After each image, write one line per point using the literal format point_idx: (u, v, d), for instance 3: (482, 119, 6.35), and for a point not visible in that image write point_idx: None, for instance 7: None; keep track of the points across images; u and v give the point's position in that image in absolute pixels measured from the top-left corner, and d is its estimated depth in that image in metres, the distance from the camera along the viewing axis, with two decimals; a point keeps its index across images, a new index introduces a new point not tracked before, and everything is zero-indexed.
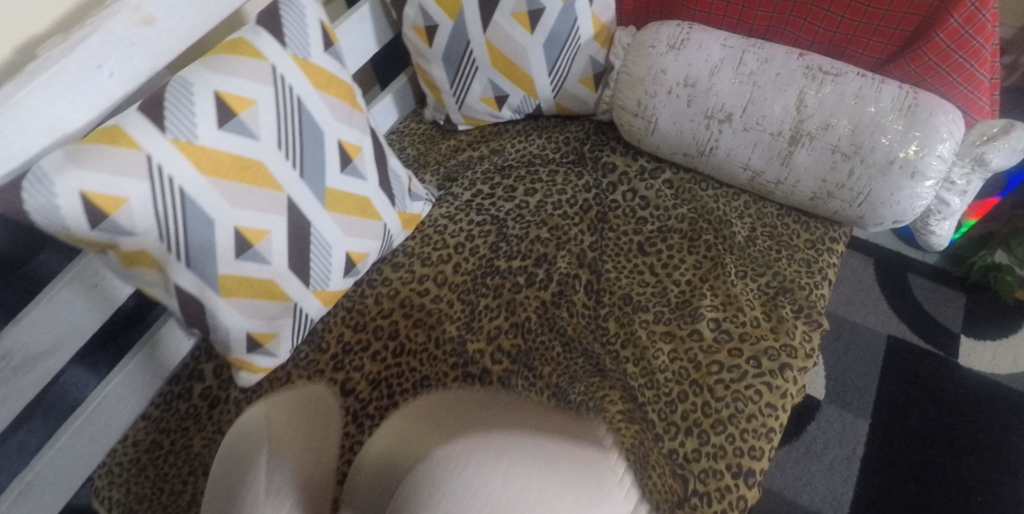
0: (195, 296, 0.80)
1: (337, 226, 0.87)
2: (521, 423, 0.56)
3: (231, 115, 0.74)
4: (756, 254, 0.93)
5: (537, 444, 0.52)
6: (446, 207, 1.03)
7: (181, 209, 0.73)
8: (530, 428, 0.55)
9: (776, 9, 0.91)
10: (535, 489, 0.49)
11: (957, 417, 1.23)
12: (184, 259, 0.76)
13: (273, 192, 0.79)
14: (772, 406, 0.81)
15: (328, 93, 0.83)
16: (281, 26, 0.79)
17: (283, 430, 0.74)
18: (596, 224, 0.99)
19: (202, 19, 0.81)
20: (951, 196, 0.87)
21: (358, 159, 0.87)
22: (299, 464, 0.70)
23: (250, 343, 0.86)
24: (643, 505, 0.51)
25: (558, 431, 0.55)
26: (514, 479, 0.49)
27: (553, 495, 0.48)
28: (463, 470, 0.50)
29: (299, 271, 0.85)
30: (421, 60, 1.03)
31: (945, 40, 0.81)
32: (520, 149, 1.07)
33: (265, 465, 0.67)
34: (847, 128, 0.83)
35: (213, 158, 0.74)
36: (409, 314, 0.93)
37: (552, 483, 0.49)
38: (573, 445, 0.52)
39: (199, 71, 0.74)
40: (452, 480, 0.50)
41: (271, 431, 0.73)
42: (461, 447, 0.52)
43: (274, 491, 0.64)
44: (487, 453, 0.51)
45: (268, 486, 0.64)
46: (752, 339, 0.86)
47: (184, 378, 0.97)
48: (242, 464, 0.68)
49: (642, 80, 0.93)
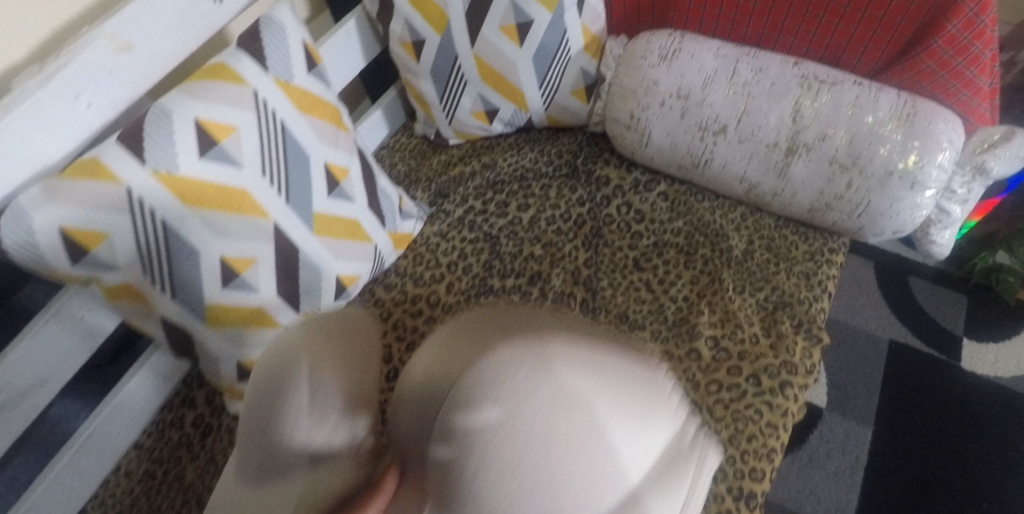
0: (182, 326, 0.79)
1: (325, 249, 0.85)
2: (578, 348, 0.45)
3: (213, 143, 0.72)
4: (755, 269, 0.91)
5: (589, 386, 0.43)
6: (438, 224, 1.01)
7: (164, 241, 0.72)
8: (584, 349, 0.45)
9: (770, 17, 0.88)
10: (581, 452, 0.42)
11: (961, 422, 1.22)
12: (169, 290, 0.75)
13: (259, 219, 0.77)
14: (774, 426, 0.80)
15: (313, 115, 0.82)
16: (263, 49, 0.77)
17: (322, 341, 0.51)
18: (591, 239, 0.97)
19: (182, 43, 0.79)
20: (952, 205, 0.85)
21: (345, 182, 0.86)
22: (348, 365, 0.50)
23: (239, 372, 0.84)
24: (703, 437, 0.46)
25: (613, 353, 0.46)
26: (557, 442, 0.42)
27: (598, 452, 0.42)
28: (500, 446, 0.42)
29: (290, 296, 0.84)
30: (410, 75, 1.01)
31: (943, 47, 0.79)
32: (512, 163, 1.06)
33: (307, 383, 0.47)
34: (845, 138, 0.81)
35: (196, 189, 0.72)
36: (401, 336, 0.89)
37: (599, 438, 0.42)
38: (625, 385, 0.44)
39: (178, 97, 0.72)
40: (487, 457, 0.42)
41: (305, 342, 0.50)
42: (503, 401, 0.43)
43: (320, 409, 0.46)
44: (527, 417, 0.42)
45: (308, 411, 0.46)
46: (751, 357, 0.85)
47: (176, 405, 0.97)
48: (277, 381, 0.47)
49: (634, 92, 0.91)
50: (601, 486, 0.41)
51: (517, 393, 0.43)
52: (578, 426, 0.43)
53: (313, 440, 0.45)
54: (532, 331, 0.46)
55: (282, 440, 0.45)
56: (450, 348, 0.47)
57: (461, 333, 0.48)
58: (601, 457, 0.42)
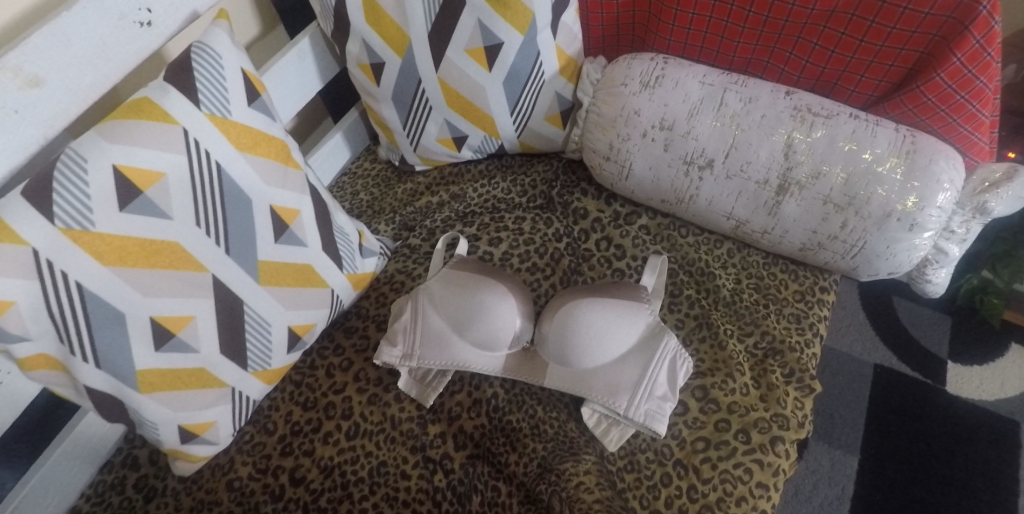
0: (113, 395, 0.70)
1: (274, 301, 0.77)
2: (629, 334, 0.81)
3: (135, 192, 0.64)
4: (744, 311, 0.85)
5: (628, 354, 0.80)
6: (403, 261, 0.95)
7: (81, 306, 0.64)
8: (629, 333, 0.81)
9: (759, 41, 0.82)
10: (625, 370, 0.80)
11: (947, 450, 1.16)
12: (92, 358, 0.67)
13: (196, 273, 0.70)
14: (764, 486, 0.74)
15: (255, 153, 0.73)
16: (194, 82, 0.68)
17: (493, 277, 0.86)
18: (569, 276, 0.91)
19: (103, 75, 0.70)
20: (950, 244, 0.78)
21: (296, 224, 0.77)
22: (516, 311, 0.83)
23: (181, 435, 0.75)
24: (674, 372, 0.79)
25: (645, 341, 0.81)
26: (614, 365, 0.80)
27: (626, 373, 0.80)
28: (577, 363, 0.80)
29: (235, 354, 0.76)
30: (370, 99, 0.95)
31: (945, 80, 0.73)
32: (482, 193, 0.99)
33: (490, 311, 0.82)
34: (840, 177, 0.75)
35: (117, 246, 0.64)
36: (363, 389, 0.84)
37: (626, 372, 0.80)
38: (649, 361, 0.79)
39: (94, 141, 0.63)
40: (573, 361, 0.81)
41: (482, 285, 0.84)
42: (592, 337, 0.80)
43: (506, 321, 0.82)
44: (595, 358, 0.80)
45: (497, 312, 0.82)
46: (740, 410, 0.79)
47: (117, 465, 0.84)
48: (472, 305, 0.83)
49: (613, 121, 0.85)
50: (616, 377, 0.80)
51: (598, 337, 0.80)
52: (614, 344, 0.80)
53: (494, 328, 0.82)
54: (605, 303, 0.82)
55: (479, 329, 0.82)
56: (565, 292, 0.86)
57: (573, 290, 0.85)
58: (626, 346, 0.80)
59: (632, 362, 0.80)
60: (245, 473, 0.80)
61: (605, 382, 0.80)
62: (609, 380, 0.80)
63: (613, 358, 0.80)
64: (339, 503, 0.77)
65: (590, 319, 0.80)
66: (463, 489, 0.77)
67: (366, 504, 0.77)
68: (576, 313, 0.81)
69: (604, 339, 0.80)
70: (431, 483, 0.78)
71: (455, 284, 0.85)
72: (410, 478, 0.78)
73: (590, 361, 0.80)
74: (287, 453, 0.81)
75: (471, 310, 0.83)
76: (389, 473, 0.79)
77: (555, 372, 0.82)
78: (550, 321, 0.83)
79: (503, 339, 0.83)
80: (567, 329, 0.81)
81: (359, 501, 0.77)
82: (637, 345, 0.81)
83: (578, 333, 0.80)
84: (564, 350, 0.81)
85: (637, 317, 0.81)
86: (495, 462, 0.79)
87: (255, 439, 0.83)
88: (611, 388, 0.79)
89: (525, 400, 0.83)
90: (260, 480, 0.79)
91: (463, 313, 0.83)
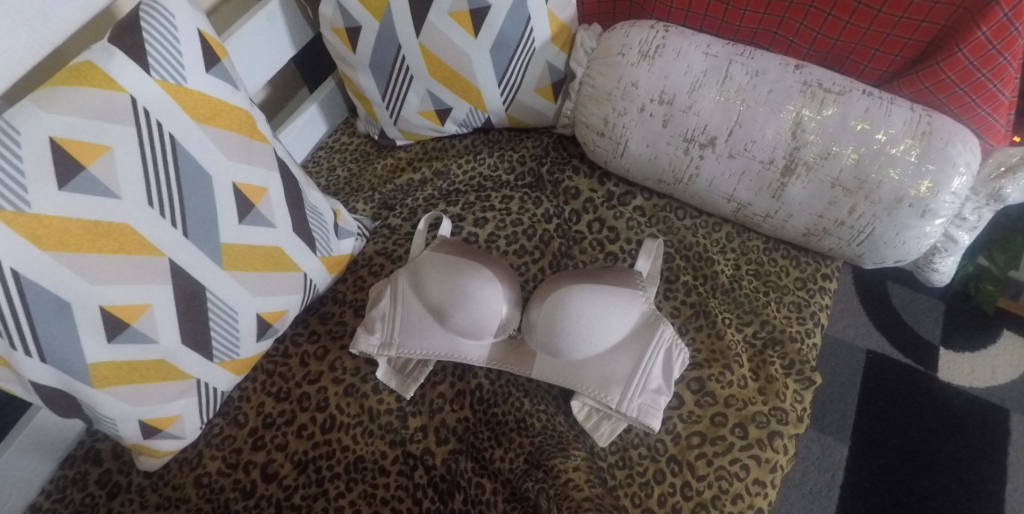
0: (61, 390, 0.64)
1: (241, 287, 0.71)
2: (620, 323, 0.76)
3: (77, 167, 0.58)
4: (742, 299, 0.81)
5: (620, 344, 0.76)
6: (382, 242, 0.89)
7: (20, 295, 0.58)
8: (620, 321, 0.76)
9: (768, 10, 0.76)
10: (616, 361, 0.75)
11: (936, 436, 1.13)
12: (36, 353, 0.60)
13: (151, 257, 0.64)
14: (761, 484, 0.70)
15: (214, 125, 0.67)
16: (143, 44, 0.61)
17: (477, 259, 0.80)
18: (559, 260, 0.86)
19: (41, 37, 0.62)
20: (960, 232, 0.74)
21: (262, 203, 0.71)
22: (499, 296, 0.78)
23: (142, 430, 0.69)
24: (668, 364, 0.75)
25: (639, 332, 0.76)
26: (603, 355, 0.76)
27: (616, 365, 0.75)
28: (566, 352, 0.76)
29: (198, 344, 0.70)
30: (346, 67, 0.89)
31: (968, 56, 0.67)
32: (467, 169, 0.93)
33: (474, 295, 0.77)
34: (852, 158, 0.70)
35: (58, 229, 0.58)
36: (340, 379, 0.79)
37: (618, 364, 0.75)
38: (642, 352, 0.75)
39: (31, 111, 0.57)
40: (563, 349, 0.76)
41: (466, 268, 0.79)
42: (581, 324, 0.75)
43: (490, 307, 0.77)
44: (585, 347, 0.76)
45: (481, 298, 0.77)
46: (738, 403, 0.75)
47: (78, 459, 0.77)
48: (455, 288, 0.77)
49: (609, 94, 0.79)
50: (606, 370, 0.75)
51: (587, 326, 0.75)
52: (604, 333, 0.75)
53: (478, 315, 0.77)
54: (595, 289, 0.77)
55: (462, 315, 0.77)
56: (556, 278, 0.80)
57: (564, 275, 0.80)
58: (617, 337, 0.76)
59: (625, 354, 0.75)
60: (213, 469, 0.74)
61: (597, 375, 0.75)
62: (600, 373, 0.75)
63: (603, 353, 0.76)
64: (314, 500, 0.72)
65: (580, 309, 0.75)
66: (445, 486, 0.73)
67: (342, 502, 0.72)
68: (565, 301, 0.76)
69: (594, 330, 0.75)
70: (412, 479, 0.74)
71: (438, 268, 0.80)
72: (389, 475, 0.74)
73: (580, 354, 0.76)
74: (258, 448, 0.75)
75: (454, 296, 0.77)
76: (366, 469, 0.74)
77: (542, 364, 0.77)
78: (539, 308, 0.78)
79: (486, 329, 0.78)
80: (555, 317, 0.76)
81: (334, 498, 0.72)
82: (630, 337, 0.76)
83: (568, 324, 0.75)
84: (552, 341, 0.76)
85: (627, 309, 0.76)
86: (479, 458, 0.75)
87: (225, 432, 0.77)
88: (600, 381, 0.75)
89: (511, 392, 0.78)
90: (230, 475, 0.74)
91: (445, 299, 0.78)
